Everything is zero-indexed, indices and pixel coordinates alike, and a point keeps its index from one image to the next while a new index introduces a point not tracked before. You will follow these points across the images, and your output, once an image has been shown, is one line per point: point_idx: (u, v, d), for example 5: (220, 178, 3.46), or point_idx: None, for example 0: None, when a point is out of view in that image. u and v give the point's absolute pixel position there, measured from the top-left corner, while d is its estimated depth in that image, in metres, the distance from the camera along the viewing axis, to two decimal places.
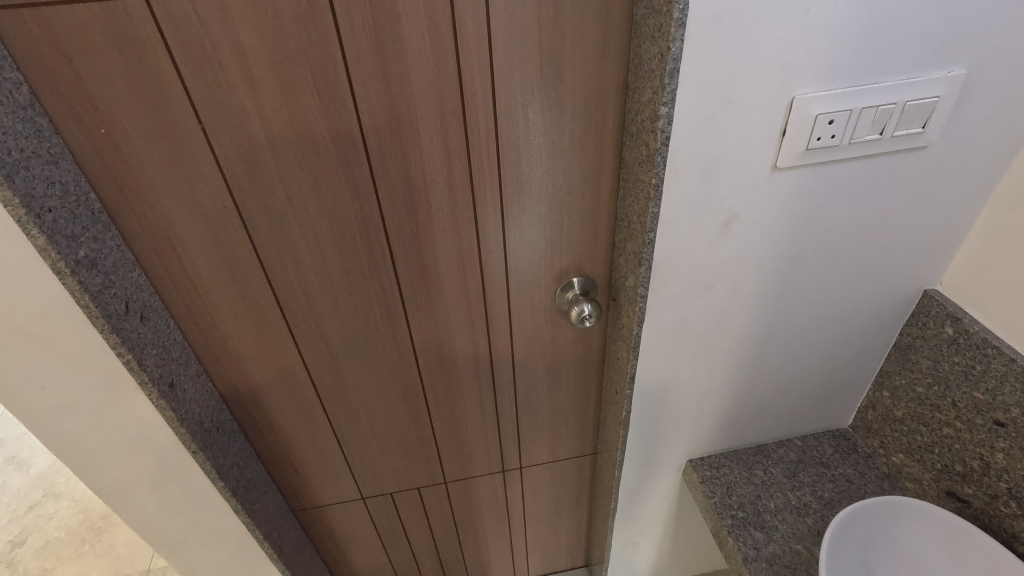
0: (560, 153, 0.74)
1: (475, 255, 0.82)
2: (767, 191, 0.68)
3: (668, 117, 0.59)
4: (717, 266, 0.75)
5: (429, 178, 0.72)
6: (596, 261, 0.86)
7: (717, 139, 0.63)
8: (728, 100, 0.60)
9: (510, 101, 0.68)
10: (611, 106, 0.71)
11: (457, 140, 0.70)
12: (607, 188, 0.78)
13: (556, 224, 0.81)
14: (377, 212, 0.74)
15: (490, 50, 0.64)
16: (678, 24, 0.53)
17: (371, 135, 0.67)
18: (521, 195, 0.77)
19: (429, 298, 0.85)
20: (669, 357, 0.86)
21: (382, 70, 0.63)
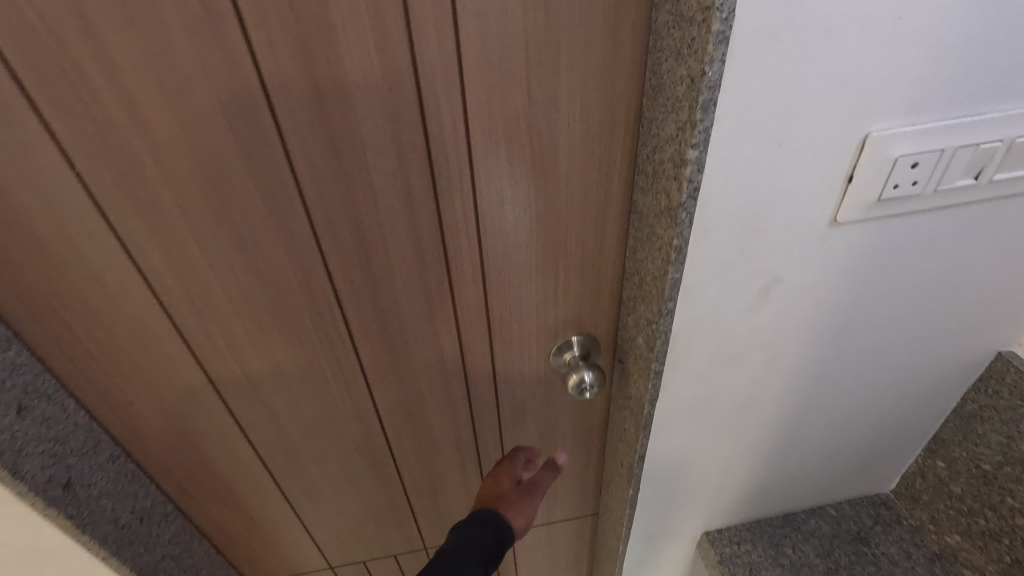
0: (555, 195, 0.58)
1: (450, 313, 0.67)
2: (821, 250, 0.53)
3: (698, 163, 0.44)
4: (751, 336, 0.60)
5: (388, 228, 0.57)
6: (599, 318, 0.71)
7: (762, 190, 0.47)
8: (781, 139, 0.44)
9: (489, 135, 0.52)
10: (620, 138, 0.55)
11: (421, 182, 0.54)
12: (613, 237, 0.63)
13: (551, 278, 0.66)
14: (325, 269, 0.59)
15: (460, 69, 0.48)
16: (718, 39, 0.37)
17: (307, 178, 0.51)
18: (505, 245, 0.61)
19: (396, 363, 0.70)
20: (687, 433, 0.71)
21: (315, 96, 0.47)
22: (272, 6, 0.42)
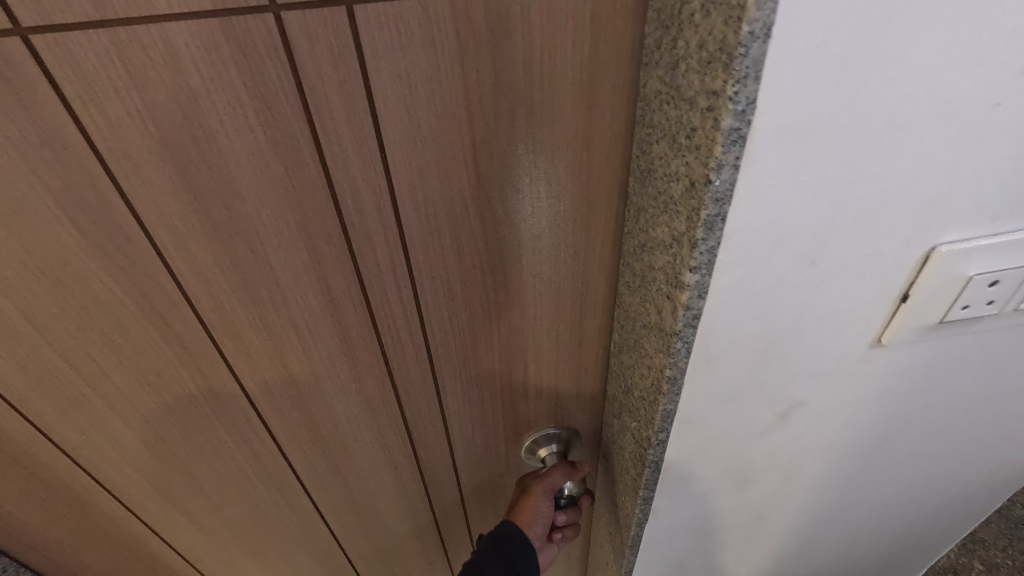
0: (511, 273, 0.50)
1: (393, 403, 0.58)
2: (854, 372, 0.41)
3: (700, 289, 0.32)
4: (764, 460, 0.48)
5: (301, 318, 0.49)
6: (576, 398, 0.63)
7: (791, 314, 0.35)
8: (816, 256, 0.32)
9: (430, 216, 0.45)
10: (598, 221, 0.48)
11: (338, 269, 0.47)
12: (592, 327, 0.56)
13: (517, 363, 0.58)
14: (233, 362, 0.51)
15: (381, 145, 0.41)
16: (729, 138, 0.25)
17: (197, 266, 0.44)
18: (457, 328, 0.53)
19: (334, 458, 0.62)
20: (679, 550, 0.59)
21: (179, 175, 0.39)
22: (107, 75, 0.34)
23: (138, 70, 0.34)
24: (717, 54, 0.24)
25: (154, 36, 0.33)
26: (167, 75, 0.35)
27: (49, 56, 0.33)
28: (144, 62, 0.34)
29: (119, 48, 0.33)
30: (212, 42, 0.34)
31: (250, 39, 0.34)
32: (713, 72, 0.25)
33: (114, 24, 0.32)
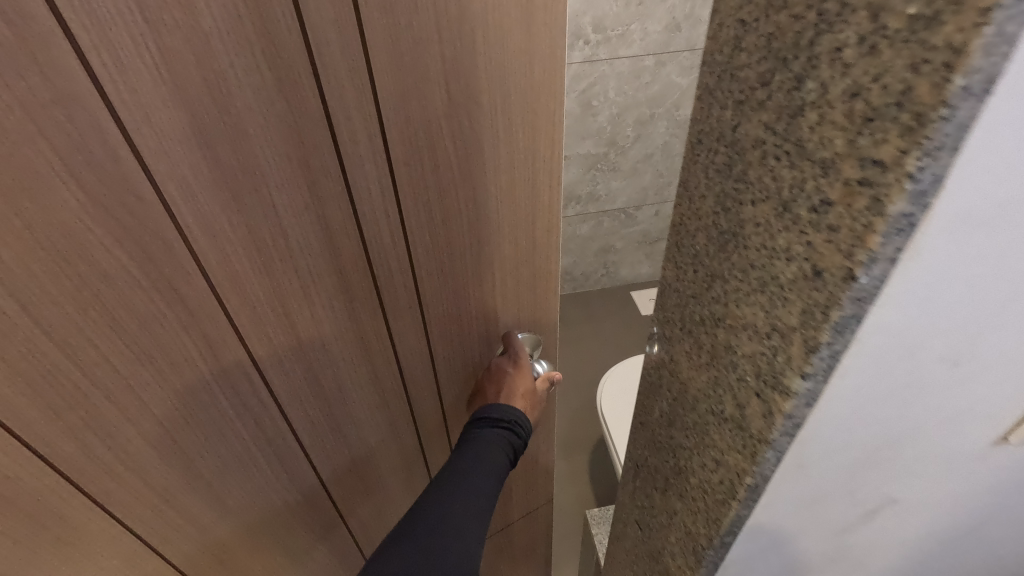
0: (479, 161, 0.69)
1: (373, 285, 0.74)
2: (968, 470, 0.42)
3: (808, 397, 0.34)
4: (848, 549, 0.48)
5: (286, 217, 0.61)
6: (527, 262, 0.83)
7: (931, 414, 0.35)
8: (960, 360, 0.32)
9: (403, 113, 0.60)
10: (529, 114, 0.67)
11: (327, 171, 0.61)
12: (528, 200, 0.76)
13: (473, 237, 0.76)
14: (225, 270, 0.61)
15: (370, 69, 0.56)
16: (895, 226, 0.26)
17: (198, 183, 0.53)
18: (444, 211, 0.71)
19: (309, 350, 0.74)
20: None
21: (186, 109, 0.49)
22: (123, 21, 0.43)
23: (156, 15, 0.44)
24: (884, 123, 0.26)
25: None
26: (181, 17, 0.45)
27: (65, 6, 0.40)
28: (159, 8, 0.43)
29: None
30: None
31: None
32: (882, 145, 0.27)
33: None
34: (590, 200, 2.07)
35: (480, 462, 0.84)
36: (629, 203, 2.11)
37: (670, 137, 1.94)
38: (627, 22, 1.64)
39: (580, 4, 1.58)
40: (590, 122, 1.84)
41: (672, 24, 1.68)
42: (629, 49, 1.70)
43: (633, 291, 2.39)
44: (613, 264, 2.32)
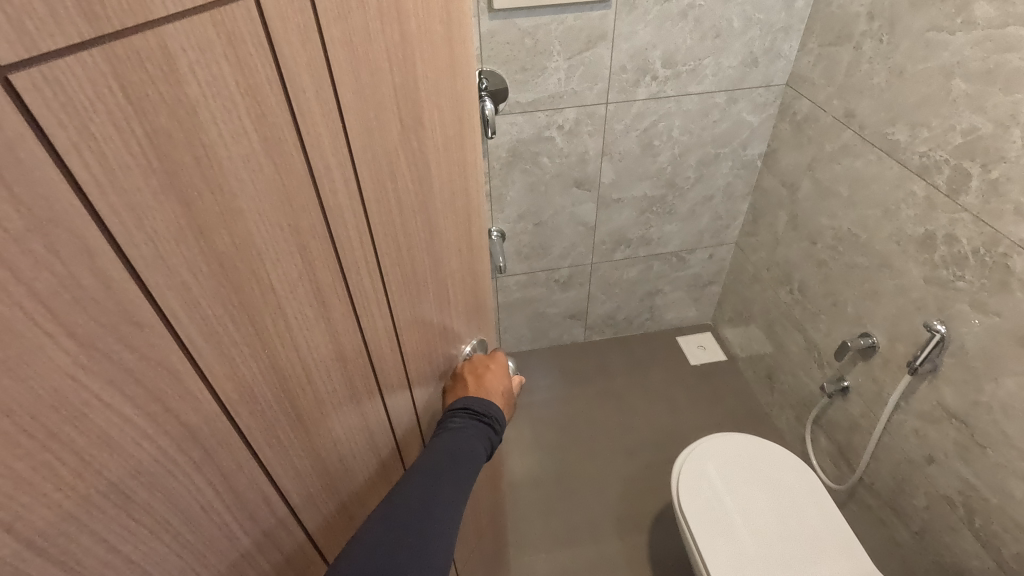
0: (431, 175, 0.62)
1: (367, 360, 0.60)
2: None
3: None
4: None
5: (291, 316, 0.46)
6: (468, 269, 0.79)
7: None
8: None
9: (374, 150, 0.51)
10: (456, 128, 0.66)
11: (314, 238, 0.47)
12: (465, 211, 0.73)
13: (437, 268, 0.69)
14: (251, 406, 0.45)
15: (338, 110, 0.45)
16: None
17: (207, 300, 0.39)
18: (410, 249, 0.62)
19: (331, 470, 0.60)
20: None
21: (183, 207, 0.35)
22: (106, 103, 0.29)
23: (132, 91, 0.30)
24: None
25: (153, 46, 0.30)
26: (164, 89, 0.32)
27: (37, 101, 0.26)
28: (141, 79, 0.30)
29: (115, 70, 0.29)
30: (205, 42, 0.33)
31: (230, 33, 0.35)
32: None
33: (110, 41, 0.29)
34: (642, 243, 1.89)
35: (458, 467, 0.69)
36: (682, 246, 1.93)
37: (733, 177, 1.76)
38: (701, 57, 1.47)
39: (651, 37, 1.41)
40: (649, 163, 1.67)
41: (748, 59, 1.50)
42: (699, 85, 1.52)
43: (680, 335, 2.21)
44: (660, 308, 2.14)
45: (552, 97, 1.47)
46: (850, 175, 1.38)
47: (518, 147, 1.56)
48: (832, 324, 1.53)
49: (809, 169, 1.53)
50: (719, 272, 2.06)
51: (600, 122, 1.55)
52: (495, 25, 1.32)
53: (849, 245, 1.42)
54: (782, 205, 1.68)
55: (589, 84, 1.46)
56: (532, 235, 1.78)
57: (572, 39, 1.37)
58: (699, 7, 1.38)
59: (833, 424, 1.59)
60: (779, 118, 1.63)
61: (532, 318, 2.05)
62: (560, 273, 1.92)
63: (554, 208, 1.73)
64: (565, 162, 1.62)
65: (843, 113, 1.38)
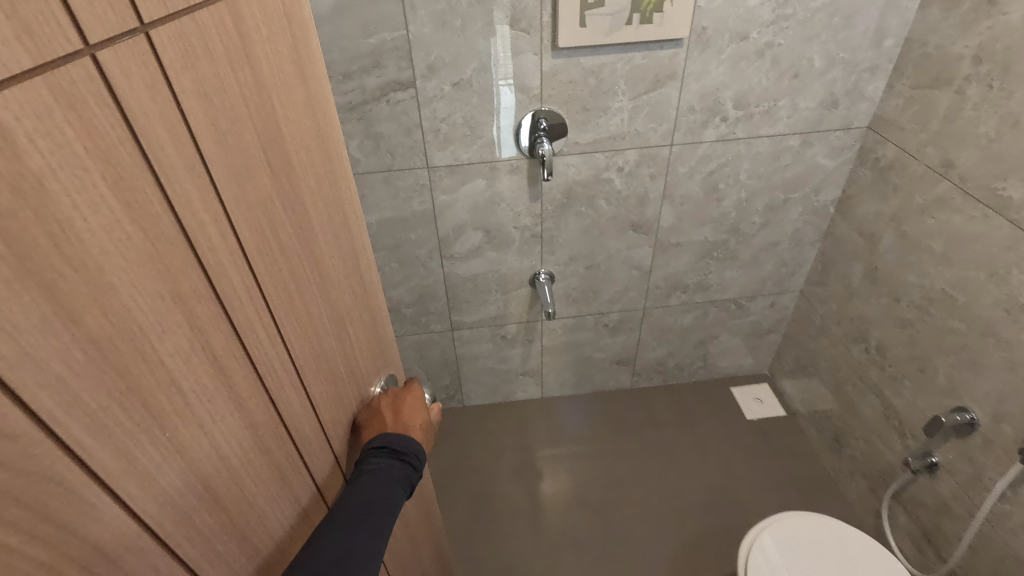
0: (320, 219, 0.53)
1: (284, 430, 0.50)
2: None
3: None
4: None
5: (196, 400, 0.38)
6: (376, 318, 0.69)
7: None
8: None
9: (250, 200, 0.42)
10: (333, 152, 0.56)
11: (205, 304, 0.38)
12: (362, 243, 0.63)
13: (344, 318, 0.59)
14: (164, 506, 0.37)
15: (204, 162, 0.37)
16: None
17: (93, 398, 0.31)
18: (309, 306, 0.52)
19: (270, 565, 0.51)
20: None
21: (47, 294, 0.27)
22: None
23: None
24: None
25: None
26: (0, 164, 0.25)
27: None
28: None
29: None
30: (41, 105, 0.26)
31: (78, 91, 0.28)
32: None
33: None
34: (699, 289, 1.77)
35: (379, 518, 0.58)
36: (742, 293, 1.80)
37: (802, 224, 1.64)
38: (776, 97, 1.36)
39: (723, 77, 1.31)
40: (712, 207, 1.56)
41: (828, 100, 1.38)
42: (772, 127, 1.42)
43: (734, 386, 2.07)
44: (713, 356, 2.01)
45: (613, 137, 1.38)
46: (946, 231, 1.25)
47: (574, 189, 1.47)
48: (918, 393, 1.38)
49: (893, 220, 1.40)
50: (780, 321, 1.92)
51: (663, 164, 1.45)
52: (558, 64, 1.24)
53: (942, 306, 1.28)
54: (858, 257, 1.54)
55: (654, 124, 1.37)
56: (582, 278, 1.69)
57: (639, 77, 1.29)
58: (778, 45, 1.28)
59: (917, 502, 1.42)
60: (858, 163, 1.50)
61: (577, 362, 1.94)
62: (609, 317, 1.81)
63: (607, 252, 1.63)
64: (622, 205, 1.52)
65: (939, 162, 1.25)
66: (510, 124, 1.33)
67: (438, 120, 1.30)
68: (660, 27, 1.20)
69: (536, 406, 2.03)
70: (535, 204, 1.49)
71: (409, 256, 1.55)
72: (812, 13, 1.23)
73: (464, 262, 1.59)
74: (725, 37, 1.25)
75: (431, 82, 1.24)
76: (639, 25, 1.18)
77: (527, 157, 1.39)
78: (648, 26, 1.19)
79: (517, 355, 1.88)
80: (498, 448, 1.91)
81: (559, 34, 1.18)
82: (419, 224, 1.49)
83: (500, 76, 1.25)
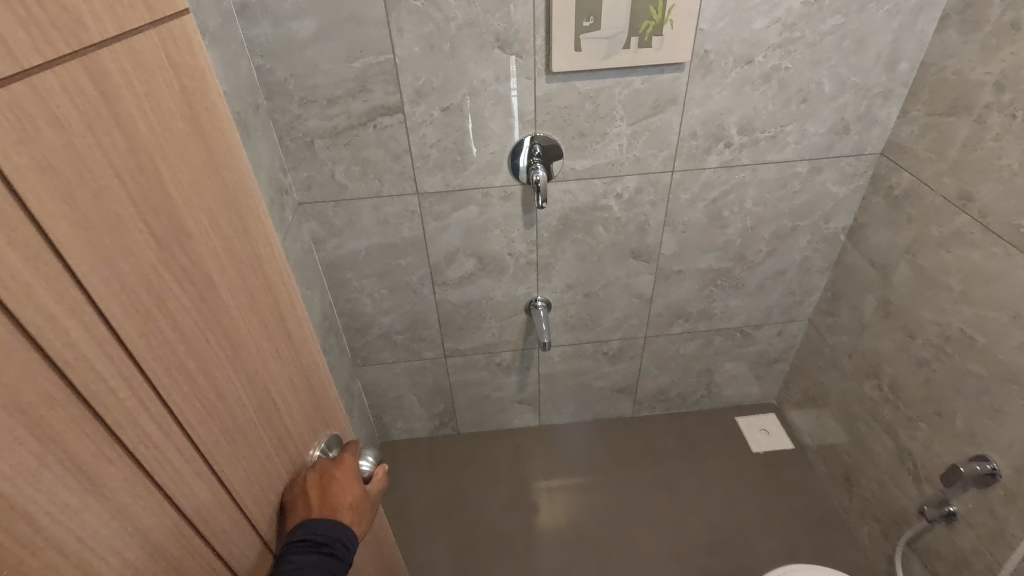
0: (226, 283, 0.48)
1: (187, 526, 0.45)
2: None
3: None
4: None
5: (52, 522, 0.33)
6: (304, 375, 0.64)
7: None
8: None
9: (126, 278, 0.37)
10: (244, 210, 0.51)
11: (60, 409, 0.33)
12: (285, 301, 0.59)
13: (263, 385, 0.55)
14: None
15: (54, 247, 0.32)
16: None
17: None
18: (216, 380, 0.47)
19: None
20: None
21: None
22: None
23: None
24: None
25: None
26: None
27: None
28: None
29: None
30: None
31: None
32: None
33: None
34: (703, 317, 1.70)
35: None
36: (748, 321, 1.73)
37: (811, 252, 1.56)
38: (783, 122, 1.29)
39: (727, 102, 1.25)
40: (716, 235, 1.50)
41: (839, 125, 1.31)
42: (779, 153, 1.35)
43: (740, 416, 1.99)
44: (718, 385, 1.93)
45: (611, 163, 1.32)
46: (965, 267, 1.17)
47: (571, 216, 1.41)
48: (935, 436, 1.30)
49: (907, 252, 1.32)
50: (788, 350, 1.84)
51: (664, 191, 1.39)
52: (552, 89, 1.19)
53: (960, 346, 1.20)
54: (871, 288, 1.46)
55: (654, 149, 1.31)
56: (580, 306, 1.62)
57: (638, 102, 1.23)
58: (785, 69, 1.21)
59: (933, 552, 1.34)
60: (871, 190, 1.43)
61: (575, 390, 1.87)
62: (609, 345, 1.74)
63: (606, 279, 1.56)
64: (622, 232, 1.46)
65: (957, 194, 1.18)
66: (503, 150, 1.27)
67: (428, 145, 1.25)
68: (660, 51, 1.14)
69: (534, 434, 1.97)
70: (531, 231, 1.43)
71: (399, 282, 1.50)
72: (821, 36, 1.17)
73: (457, 288, 1.53)
74: (729, 60, 1.19)
75: (419, 106, 1.19)
76: (637, 48, 1.13)
77: (520, 182, 1.33)
78: (646, 50, 1.13)
79: (514, 383, 1.82)
80: (493, 479, 1.84)
81: (553, 58, 1.13)
82: (410, 251, 1.44)
83: (501, 93, 1.19)
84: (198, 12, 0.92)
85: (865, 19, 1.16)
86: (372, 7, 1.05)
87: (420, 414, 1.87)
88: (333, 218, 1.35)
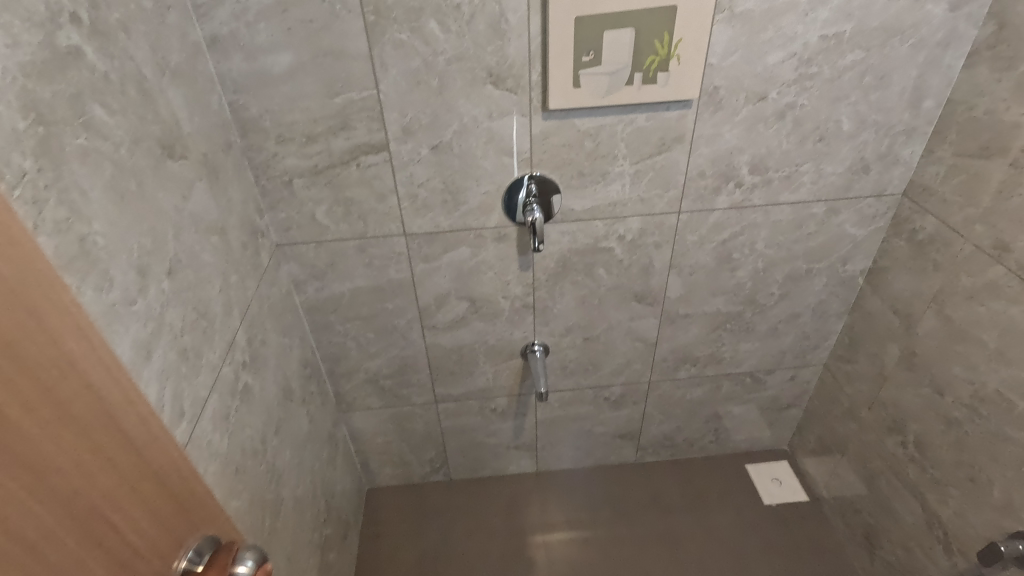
0: (14, 396, 0.37)
1: None
2: None
3: None
4: None
5: None
6: (152, 481, 0.52)
7: None
8: None
9: None
10: (41, 300, 0.40)
11: None
12: (118, 398, 0.48)
13: (89, 512, 0.43)
14: None
15: None
16: None
17: None
18: (12, 523, 0.35)
19: None
20: None
21: None
22: None
23: None
24: None
25: None
26: None
27: None
28: None
29: None
30: None
31: None
32: None
33: None
34: (711, 362, 1.59)
35: None
36: (759, 366, 1.62)
37: (827, 295, 1.46)
38: (798, 162, 1.20)
39: (739, 140, 1.16)
40: (725, 277, 1.40)
41: (858, 165, 1.22)
42: (794, 194, 1.26)
43: (749, 463, 1.87)
44: (726, 430, 1.82)
45: (613, 204, 1.23)
46: (1001, 322, 1.07)
47: (570, 258, 1.32)
48: (968, 504, 1.18)
49: (934, 301, 1.22)
50: (802, 396, 1.73)
51: (669, 232, 1.29)
52: (549, 126, 1.10)
53: (996, 409, 1.09)
54: (893, 336, 1.36)
55: (659, 190, 1.22)
56: (580, 350, 1.52)
57: (641, 141, 1.14)
58: (801, 106, 1.12)
59: None
60: (892, 233, 1.33)
61: (575, 436, 1.77)
62: (611, 390, 1.64)
63: (608, 323, 1.46)
64: (625, 275, 1.36)
65: (990, 243, 1.08)
66: (497, 190, 1.18)
67: (416, 185, 1.16)
68: (665, 88, 1.05)
69: (530, 481, 1.85)
70: (527, 273, 1.33)
71: (386, 326, 1.40)
72: (840, 71, 1.08)
73: (448, 332, 1.43)
74: (741, 97, 1.10)
75: (406, 145, 1.10)
76: (641, 85, 1.04)
77: (515, 224, 1.24)
78: (651, 86, 1.04)
79: (509, 429, 1.71)
80: (485, 532, 1.72)
81: (550, 96, 1.04)
82: (397, 294, 1.34)
83: (493, 132, 1.10)
84: (160, 47, 0.83)
85: (887, 54, 1.07)
86: (354, 40, 0.97)
87: (410, 461, 1.76)
88: (314, 260, 1.25)
